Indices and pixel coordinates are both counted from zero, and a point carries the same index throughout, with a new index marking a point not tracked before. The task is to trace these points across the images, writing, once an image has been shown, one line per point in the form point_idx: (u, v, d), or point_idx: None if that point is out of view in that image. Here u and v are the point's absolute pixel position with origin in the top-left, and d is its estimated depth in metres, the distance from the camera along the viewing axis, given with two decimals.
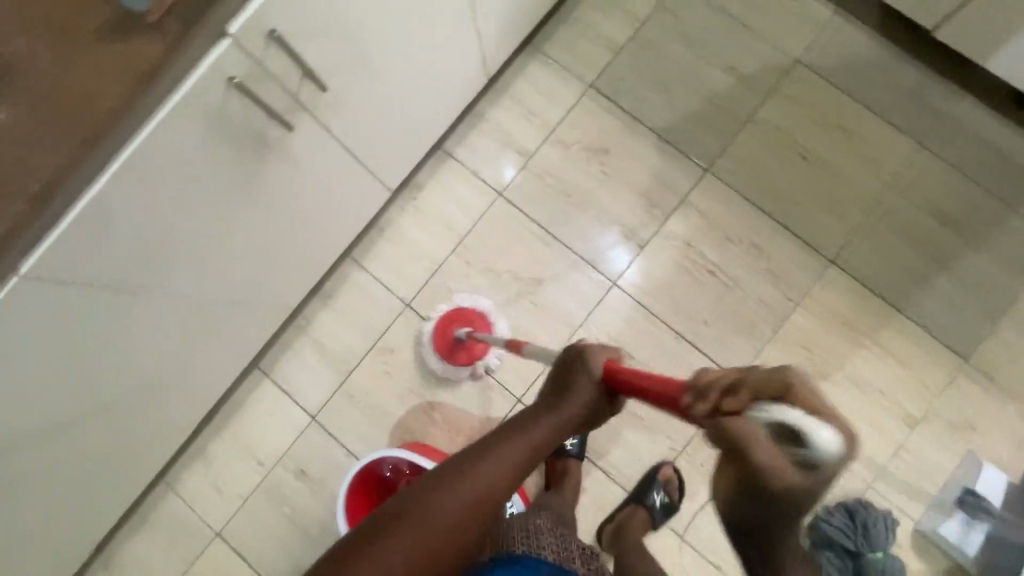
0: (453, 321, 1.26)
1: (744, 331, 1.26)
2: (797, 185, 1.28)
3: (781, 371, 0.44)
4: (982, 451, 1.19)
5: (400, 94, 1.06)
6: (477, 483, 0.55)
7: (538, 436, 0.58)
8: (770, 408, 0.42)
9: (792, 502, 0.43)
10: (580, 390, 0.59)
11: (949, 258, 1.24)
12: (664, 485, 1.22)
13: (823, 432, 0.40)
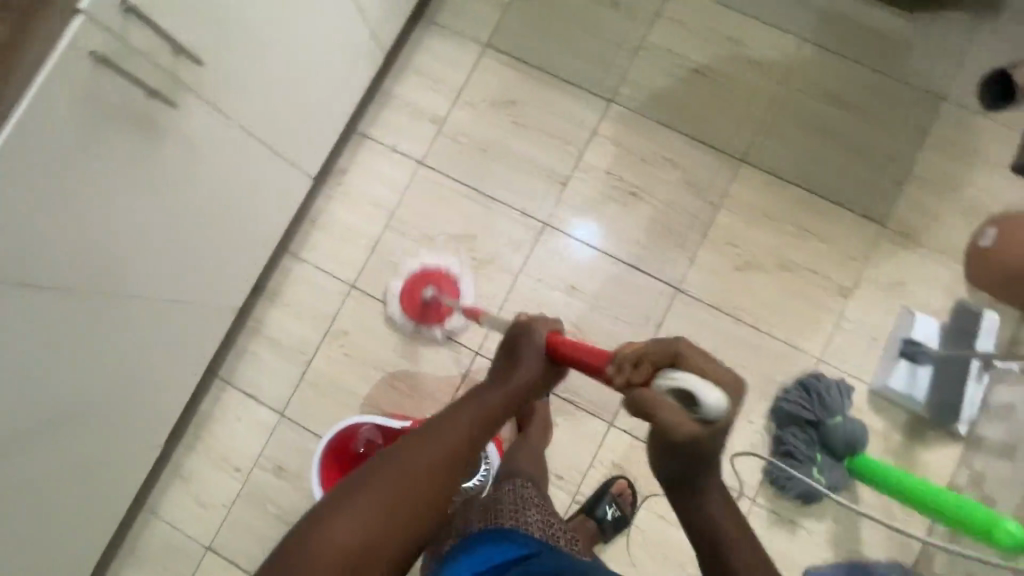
0: (421, 283, 1.30)
1: (674, 242, 1.29)
2: (698, 97, 1.32)
3: (671, 343, 0.56)
4: (914, 306, 1.22)
5: (304, 63, 1.00)
6: (425, 453, 0.61)
7: (479, 411, 0.67)
8: (669, 373, 0.53)
9: (690, 446, 0.54)
10: (526, 363, 0.72)
11: (851, 136, 1.29)
12: (613, 499, 1.22)
13: (711, 391, 0.51)
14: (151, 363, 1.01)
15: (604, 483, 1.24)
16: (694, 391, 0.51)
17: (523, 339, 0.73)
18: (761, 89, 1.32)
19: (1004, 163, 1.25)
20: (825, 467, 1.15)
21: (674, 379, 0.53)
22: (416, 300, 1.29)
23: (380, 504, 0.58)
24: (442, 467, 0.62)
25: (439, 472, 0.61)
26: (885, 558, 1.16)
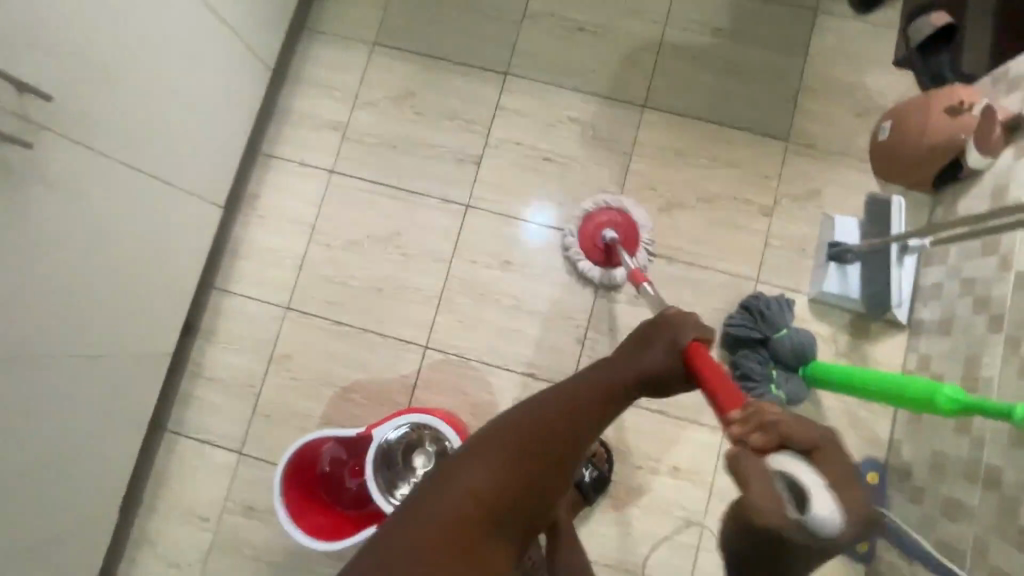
0: (599, 226, 1.24)
1: (596, 197, 1.30)
2: (589, 54, 1.35)
3: (817, 432, 0.45)
4: (833, 211, 1.25)
5: (167, 91, 1.01)
6: (549, 435, 0.46)
7: (611, 387, 0.50)
8: (792, 460, 0.44)
9: (766, 547, 0.42)
10: (659, 346, 0.55)
11: (740, 63, 1.32)
12: (591, 461, 1.20)
13: (828, 515, 0.41)
14: (79, 414, 0.99)
15: (582, 446, 1.23)
16: (808, 487, 0.42)
17: (659, 327, 0.57)
18: (647, 34, 1.34)
19: (886, 59, 1.30)
20: (783, 381, 1.15)
21: (792, 469, 0.44)
22: (595, 242, 1.23)
23: (493, 495, 0.44)
24: (563, 457, 0.46)
25: (562, 460, 0.46)
26: (859, 458, 1.18)
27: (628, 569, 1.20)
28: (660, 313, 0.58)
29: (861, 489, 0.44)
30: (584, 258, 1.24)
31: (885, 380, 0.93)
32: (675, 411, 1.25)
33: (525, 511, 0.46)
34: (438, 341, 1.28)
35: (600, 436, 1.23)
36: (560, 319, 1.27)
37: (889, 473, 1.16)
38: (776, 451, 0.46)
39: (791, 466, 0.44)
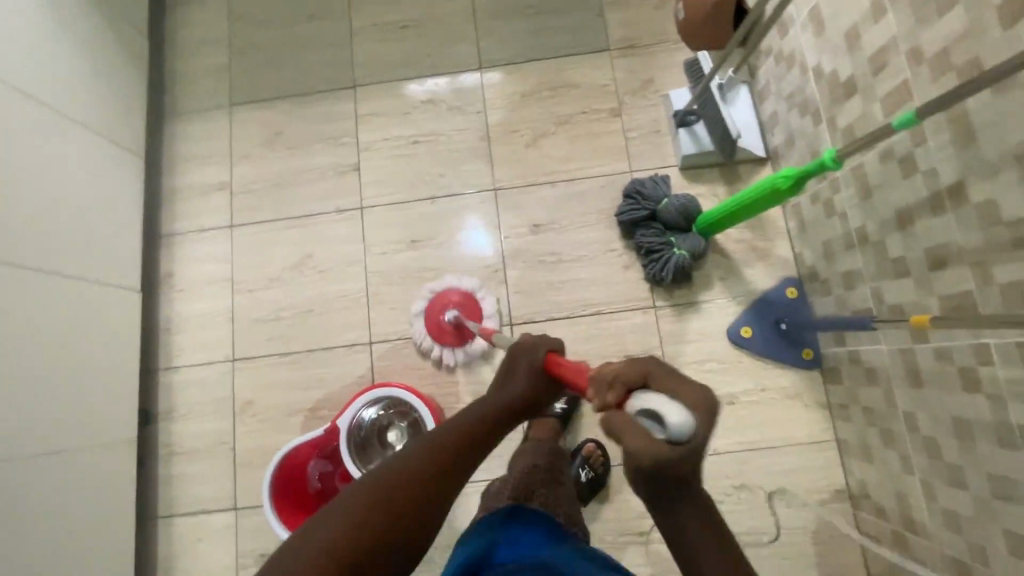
0: (438, 310, 1.29)
1: (468, 157, 1.42)
2: (419, 43, 1.50)
3: (638, 362, 0.56)
4: (669, 91, 1.41)
5: (41, 192, 1.10)
6: (444, 454, 0.60)
7: (494, 411, 0.67)
8: (635, 398, 0.52)
9: (662, 472, 0.51)
10: (520, 376, 0.71)
11: (545, 3, 1.49)
12: (584, 461, 1.23)
13: (675, 413, 0.49)
14: (37, 511, 1.02)
15: (575, 446, 1.27)
16: (658, 408, 0.49)
17: (522, 351, 0.73)
18: (460, 10, 1.51)
19: None
20: (682, 242, 1.27)
21: (641, 402, 0.51)
22: (443, 325, 1.28)
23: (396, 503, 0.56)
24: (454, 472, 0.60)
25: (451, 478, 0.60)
26: (776, 281, 1.29)
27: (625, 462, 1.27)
28: (525, 338, 0.74)
29: (699, 389, 0.52)
30: (437, 346, 1.28)
31: (743, 194, 1.06)
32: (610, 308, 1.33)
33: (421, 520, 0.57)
34: (380, 332, 1.35)
35: (592, 437, 1.28)
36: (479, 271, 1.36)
37: (804, 283, 1.27)
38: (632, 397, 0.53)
39: (637, 400, 0.52)
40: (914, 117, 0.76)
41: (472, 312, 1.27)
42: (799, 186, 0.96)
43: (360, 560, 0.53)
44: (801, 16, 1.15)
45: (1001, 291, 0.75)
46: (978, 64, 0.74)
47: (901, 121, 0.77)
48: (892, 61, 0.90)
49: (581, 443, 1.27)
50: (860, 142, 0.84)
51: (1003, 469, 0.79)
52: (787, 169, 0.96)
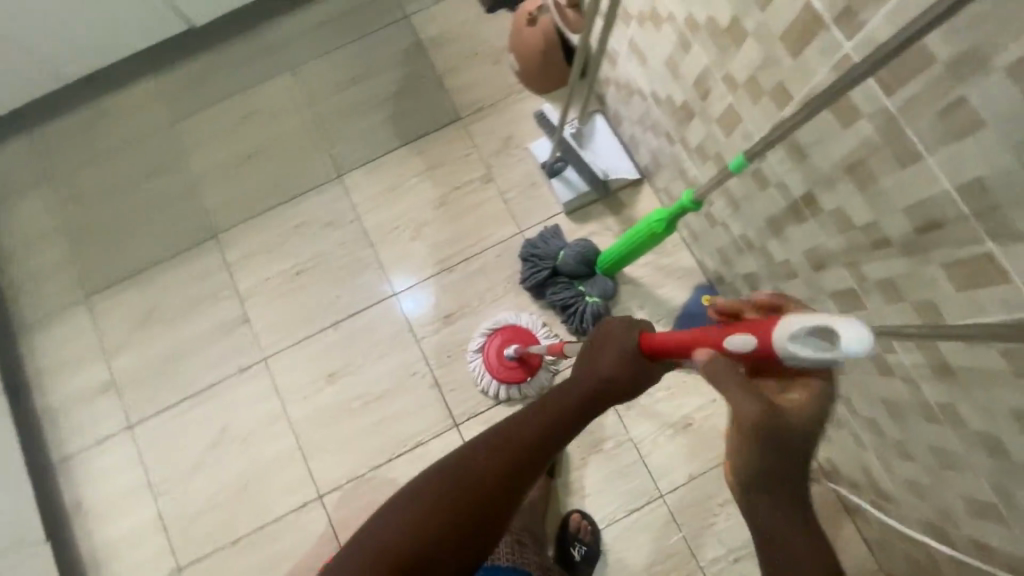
0: (509, 338, 1.28)
1: (356, 269, 1.36)
2: (269, 169, 1.42)
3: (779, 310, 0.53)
4: (530, 141, 1.40)
5: None
6: (485, 481, 0.61)
7: (575, 400, 0.64)
8: (791, 335, 0.49)
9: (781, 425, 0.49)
10: (610, 355, 0.64)
11: (382, 92, 1.46)
12: (574, 537, 1.21)
13: (857, 325, 0.45)
14: None
15: (560, 522, 1.24)
16: (829, 322, 0.46)
17: (614, 326, 0.66)
18: (299, 123, 1.45)
19: (480, 11, 1.49)
20: (592, 289, 1.26)
21: (796, 324, 0.49)
22: (506, 364, 1.26)
23: (421, 552, 0.58)
24: (497, 496, 0.61)
25: (488, 506, 0.61)
26: (689, 292, 1.31)
27: (611, 520, 1.24)
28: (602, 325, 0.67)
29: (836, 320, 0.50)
30: (504, 376, 1.26)
31: (626, 240, 1.08)
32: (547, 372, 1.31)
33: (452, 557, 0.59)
34: (326, 480, 1.26)
35: (576, 507, 1.25)
36: (407, 382, 1.30)
37: (715, 286, 1.29)
38: (782, 324, 0.50)
39: (796, 320, 0.49)
40: (746, 159, 0.78)
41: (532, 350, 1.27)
42: (673, 225, 0.98)
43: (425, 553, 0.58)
44: (623, 49, 1.18)
45: (877, 287, 0.78)
46: (786, 89, 0.77)
47: (735, 164, 0.80)
48: (714, 88, 0.93)
49: (567, 515, 1.24)
50: (709, 183, 0.87)
51: (938, 441, 0.82)
52: (657, 212, 0.98)
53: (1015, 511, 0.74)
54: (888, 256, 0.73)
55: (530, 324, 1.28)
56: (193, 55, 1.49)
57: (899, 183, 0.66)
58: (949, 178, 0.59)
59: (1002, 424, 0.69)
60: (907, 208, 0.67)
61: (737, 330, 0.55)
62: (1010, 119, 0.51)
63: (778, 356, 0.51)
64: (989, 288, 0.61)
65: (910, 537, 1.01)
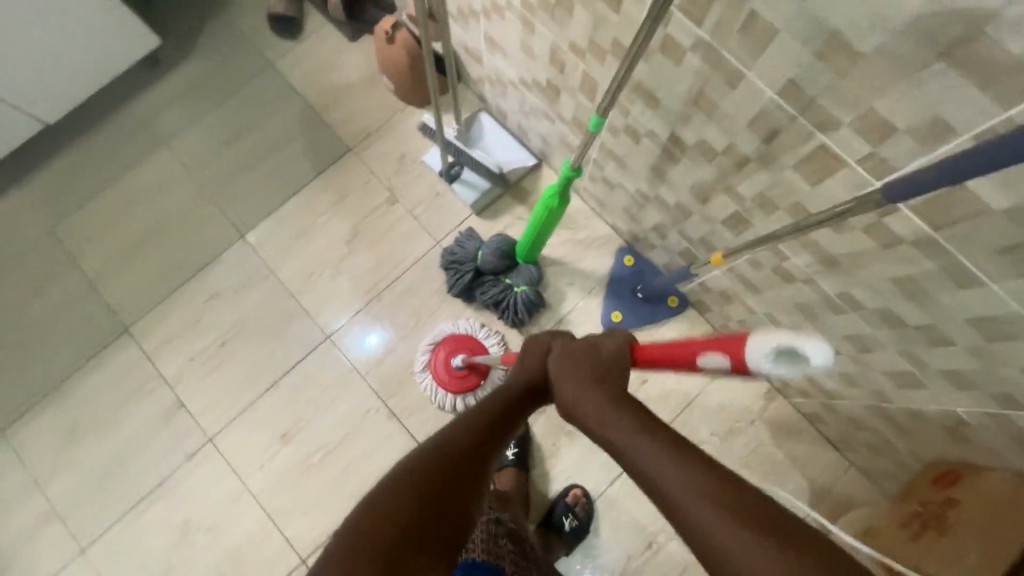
0: (453, 348, 1.28)
1: (283, 323, 1.33)
2: (167, 248, 1.37)
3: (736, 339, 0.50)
4: (424, 155, 1.41)
5: None
6: (449, 469, 0.60)
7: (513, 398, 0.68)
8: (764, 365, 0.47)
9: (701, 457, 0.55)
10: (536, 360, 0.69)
11: (265, 143, 1.44)
12: (568, 508, 1.21)
13: (822, 344, 0.44)
14: None
15: (560, 491, 1.25)
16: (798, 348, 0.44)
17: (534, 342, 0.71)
18: (188, 194, 1.41)
19: (343, 42, 1.49)
20: (519, 277, 1.28)
21: (761, 343, 0.48)
22: (455, 374, 1.26)
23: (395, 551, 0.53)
24: (462, 486, 0.61)
25: (455, 503, 0.60)
26: (612, 258, 1.34)
27: (598, 495, 1.24)
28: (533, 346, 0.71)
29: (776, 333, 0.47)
30: (455, 387, 1.25)
31: (531, 224, 1.09)
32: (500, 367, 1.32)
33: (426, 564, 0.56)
34: (305, 544, 1.22)
35: (577, 482, 1.25)
36: (363, 421, 1.27)
37: (634, 246, 1.33)
38: (749, 343, 0.49)
39: (761, 339, 0.48)
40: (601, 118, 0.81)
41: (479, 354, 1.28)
42: (566, 197, 1.01)
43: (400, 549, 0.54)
44: (482, 45, 1.20)
45: (755, 203, 0.82)
46: (621, 44, 0.80)
47: (594, 126, 0.83)
48: (566, 60, 0.96)
49: (568, 487, 1.24)
50: (582, 148, 0.90)
51: (850, 329, 0.86)
52: (549, 188, 1.01)
53: (928, 371, 0.79)
54: (753, 173, 0.77)
55: (471, 330, 1.28)
56: (58, 155, 1.42)
57: (735, 103, 0.70)
58: (769, 87, 0.63)
59: (889, 296, 0.73)
60: (750, 124, 0.71)
61: (708, 346, 0.54)
62: (793, 20, 0.55)
63: (750, 374, 0.50)
64: (834, 176, 0.65)
65: (862, 426, 1.06)
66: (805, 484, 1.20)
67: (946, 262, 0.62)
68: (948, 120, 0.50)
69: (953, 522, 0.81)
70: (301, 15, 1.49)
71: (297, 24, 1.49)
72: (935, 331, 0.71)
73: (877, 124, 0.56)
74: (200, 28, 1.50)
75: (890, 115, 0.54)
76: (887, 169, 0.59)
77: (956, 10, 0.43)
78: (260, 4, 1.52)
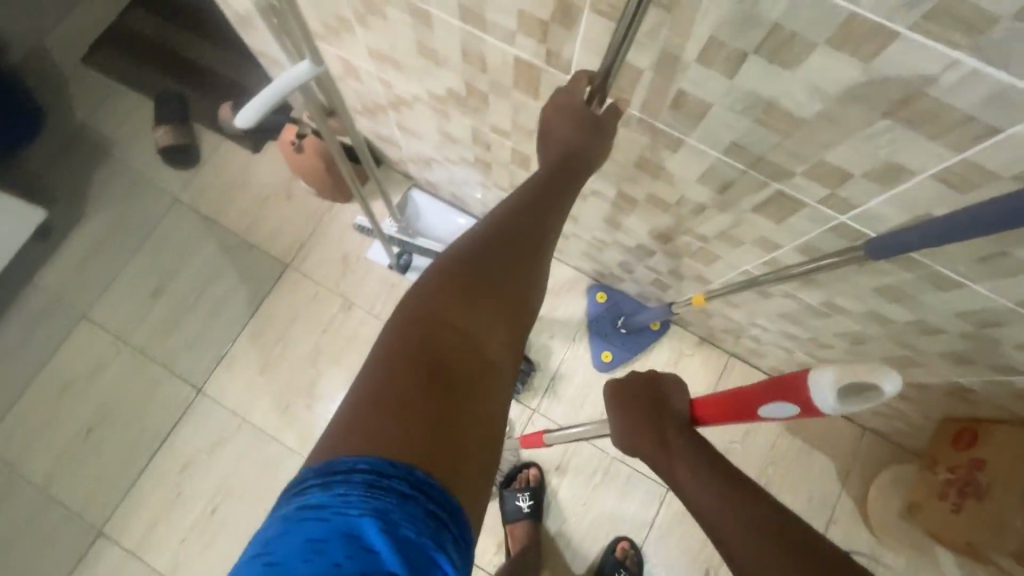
0: None
1: (271, 469, 1.23)
2: (119, 428, 1.25)
3: (788, 380, 0.48)
4: (366, 249, 1.35)
5: None
6: (501, 237, 0.57)
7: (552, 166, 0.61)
8: (824, 404, 0.44)
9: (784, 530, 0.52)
10: (563, 122, 0.61)
11: (194, 283, 1.34)
12: (618, 564, 1.17)
13: (885, 375, 0.41)
14: None
15: (607, 547, 1.21)
16: (848, 382, 0.42)
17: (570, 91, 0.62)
18: (126, 363, 1.28)
19: (247, 155, 1.41)
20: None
21: (821, 380, 0.44)
22: None
23: (456, 313, 0.52)
24: (516, 251, 0.57)
25: (512, 272, 0.56)
26: (584, 298, 1.32)
27: (643, 541, 1.21)
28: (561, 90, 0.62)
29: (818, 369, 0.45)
30: None
31: None
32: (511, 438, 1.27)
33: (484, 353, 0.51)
34: None
35: (623, 534, 1.22)
36: None
37: (602, 281, 1.32)
38: (809, 381, 0.45)
39: (815, 378, 0.45)
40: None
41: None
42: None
43: (462, 313, 0.52)
44: (396, 133, 1.16)
45: (719, 239, 0.82)
46: None
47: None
48: (491, 140, 0.93)
49: (613, 542, 1.20)
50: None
51: (840, 328, 0.87)
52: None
53: (924, 354, 0.80)
54: (711, 216, 0.77)
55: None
56: None
57: (680, 164, 0.69)
58: (713, 149, 0.62)
59: (873, 301, 0.74)
60: (699, 179, 0.70)
61: (769, 394, 0.50)
62: (725, 96, 0.54)
63: (820, 412, 0.46)
64: (796, 214, 0.65)
65: None
66: (831, 464, 1.21)
67: (924, 272, 0.63)
68: (903, 163, 0.50)
69: (985, 487, 0.85)
70: (195, 140, 1.40)
71: (192, 150, 1.39)
72: (925, 323, 0.73)
73: (830, 171, 0.56)
74: (89, 182, 1.38)
75: (843, 163, 0.54)
76: (849, 205, 0.59)
77: (892, 78, 0.43)
78: (147, 140, 1.41)
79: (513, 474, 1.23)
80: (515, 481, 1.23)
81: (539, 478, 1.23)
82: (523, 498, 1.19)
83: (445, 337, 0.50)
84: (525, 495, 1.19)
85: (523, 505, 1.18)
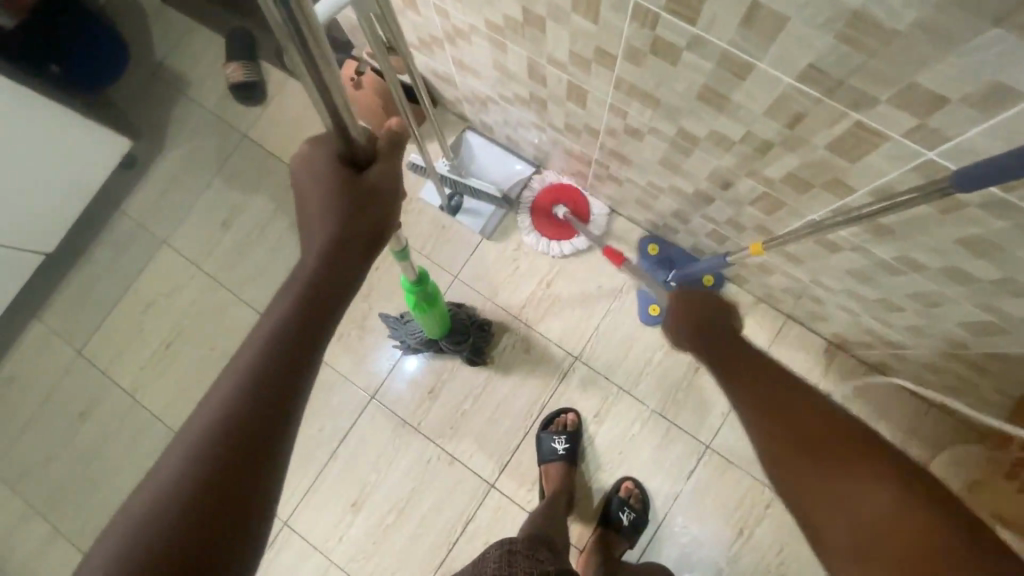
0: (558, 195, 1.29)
1: (324, 392, 1.31)
2: (193, 344, 1.36)
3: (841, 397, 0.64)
4: (418, 190, 1.36)
5: None
6: (226, 398, 0.49)
7: (305, 286, 0.55)
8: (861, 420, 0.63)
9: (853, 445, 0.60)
10: (317, 205, 0.57)
11: (260, 217, 1.41)
12: (623, 502, 1.18)
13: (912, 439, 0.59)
14: None
15: (611, 488, 1.22)
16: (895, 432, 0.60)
17: (310, 168, 0.57)
18: (199, 286, 1.39)
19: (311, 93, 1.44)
20: (448, 349, 1.24)
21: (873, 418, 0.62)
22: (545, 216, 1.29)
23: (169, 511, 0.45)
24: (250, 410, 0.49)
25: (245, 431, 0.48)
26: (635, 249, 1.29)
27: (676, 494, 1.22)
28: (305, 146, 0.58)
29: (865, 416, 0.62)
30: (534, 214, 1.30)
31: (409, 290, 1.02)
32: (550, 383, 1.27)
33: (226, 535, 0.46)
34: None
35: (628, 474, 1.23)
36: (424, 470, 1.26)
37: (655, 233, 1.27)
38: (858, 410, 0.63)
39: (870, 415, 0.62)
40: (403, 249, 0.84)
41: (579, 207, 1.28)
42: (431, 292, 1.05)
43: (186, 506, 0.45)
44: (452, 70, 1.14)
45: (785, 183, 0.76)
46: (605, 51, 0.74)
47: (400, 256, 0.86)
48: (547, 73, 0.89)
49: (617, 483, 1.22)
50: (406, 268, 0.94)
51: (914, 288, 0.80)
52: (410, 297, 1.05)
53: (1009, 319, 0.73)
54: (780, 155, 0.71)
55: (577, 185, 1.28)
56: (66, 278, 1.42)
57: (748, 93, 0.64)
58: (785, 74, 0.57)
59: (955, 256, 0.68)
60: (768, 113, 0.65)
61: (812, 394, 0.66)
62: (807, 6, 0.49)
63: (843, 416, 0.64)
64: (876, 151, 0.59)
65: (939, 371, 1.01)
66: (888, 438, 1.16)
67: (1020, 221, 0.56)
68: (1009, 85, 0.44)
69: None
70: (262, 78, 1.44)
71: (259, 87, 1.44)
72: (1015, 283, 0.66)
73: (920, 97, 0.50)
74: (168, 117, 1.47)
75: (938, 86, 0.48)
76: (938, 137, 0.53)
77: None
78: (219, 78, 1.47)
79: (549, 418, 1.25)
80: (553, 425, 1.24)
81: (576, 423, 1.24)
82: (558, 440, 1.20)
83: (159, 538, 0.44)
84: (563, 437, 1.20)
85: (558, 447, 1.20)
